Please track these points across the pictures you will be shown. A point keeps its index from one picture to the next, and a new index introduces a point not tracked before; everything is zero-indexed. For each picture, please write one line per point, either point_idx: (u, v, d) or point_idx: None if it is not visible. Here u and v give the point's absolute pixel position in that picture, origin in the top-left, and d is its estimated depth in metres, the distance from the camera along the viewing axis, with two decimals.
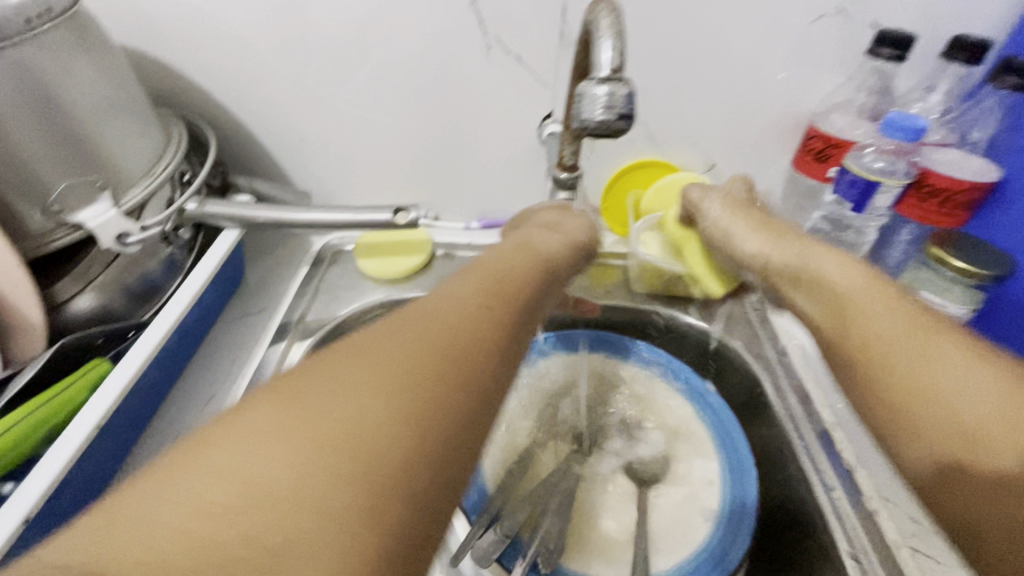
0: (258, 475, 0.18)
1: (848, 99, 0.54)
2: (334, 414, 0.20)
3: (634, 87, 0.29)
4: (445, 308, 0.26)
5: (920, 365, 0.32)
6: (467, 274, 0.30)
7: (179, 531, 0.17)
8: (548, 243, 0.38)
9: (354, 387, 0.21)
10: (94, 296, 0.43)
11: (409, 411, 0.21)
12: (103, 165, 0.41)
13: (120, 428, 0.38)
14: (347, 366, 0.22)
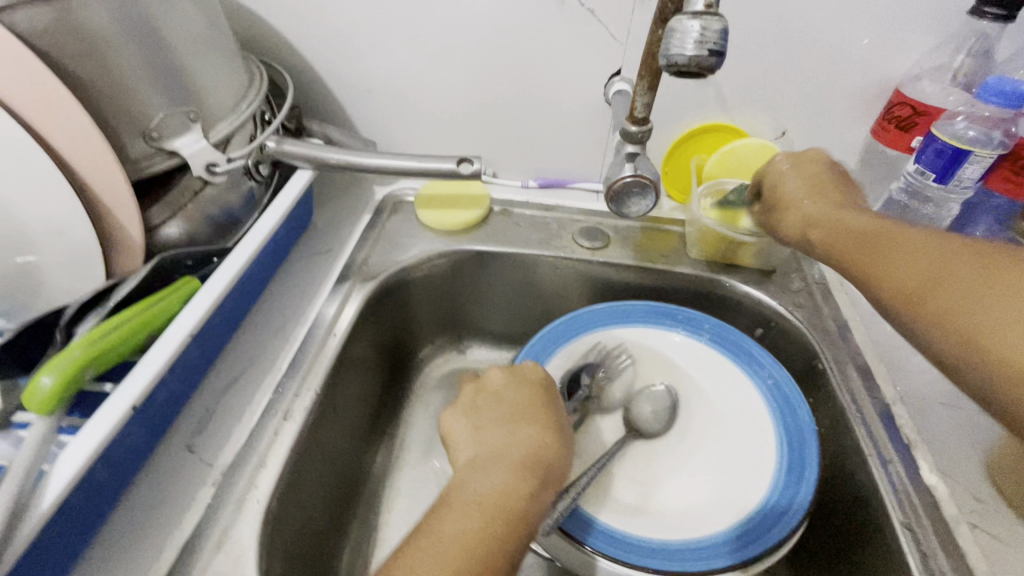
0: (451, 520, 0.33)
1: (941, 65, 0.50)
2: (451, 511, 0.34)
3: (728, 23, 0.28)
4: (475, 503, 0.34)
5: (867, 244, 0.38)
6: (477, 505, 0.34)
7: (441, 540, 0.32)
8: (523, 439, 0.38)
9: (459, 499, 0.34)
10: (182, 223, 0.46)
11: (495, 553, 0.31)
12: (195, 98, 0.43)
13: (203, 343, 0.41)
14: (473, 479, 0.35)
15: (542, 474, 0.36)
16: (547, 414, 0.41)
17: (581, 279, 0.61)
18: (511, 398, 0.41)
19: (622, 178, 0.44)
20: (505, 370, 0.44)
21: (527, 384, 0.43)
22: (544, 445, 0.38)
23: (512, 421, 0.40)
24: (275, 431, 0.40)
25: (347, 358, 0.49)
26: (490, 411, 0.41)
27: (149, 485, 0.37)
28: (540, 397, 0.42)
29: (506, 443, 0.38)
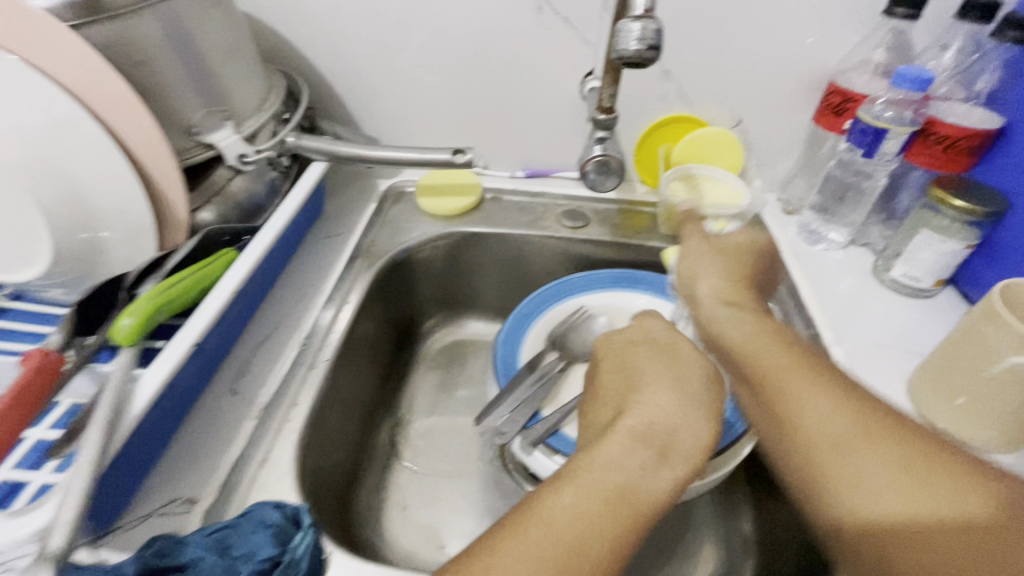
0: (554, 525, 0.28)
1: (866, 58, 0.59)
2: (561, 507, 0.29)
3: (661, 26, 0.36)
4: (612, 475, 0.31)
5: (838, 451, 0.31)
6: (588, 493, 0.30)
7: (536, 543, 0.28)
8: (658, 416, 0.34)
9: (578, 495, 0.30)
10: (215, 209, 0.53)
11: (617, 547, 0.29)
12: (228, 99, 0.51)
13: (240, 304, 0.48)
14: (593, 468, 0.31)
15: (677, 462, 0.32)
16: (714, 401, 0.36)
17: (564, 254, 0.69)
18: (672, 364, 0.38)
19: (592, 158, 0.52)
20: (664, 323, 0.43)
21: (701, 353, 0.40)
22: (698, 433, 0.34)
23: (672, 378, 0.37)
24: (303, 377, 0.48)
25: (361, 322, 0.57)
26: (642, 368, 0.38)
27: (201, 419, 0.44)
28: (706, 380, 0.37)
29: (656, 408, 0.34)
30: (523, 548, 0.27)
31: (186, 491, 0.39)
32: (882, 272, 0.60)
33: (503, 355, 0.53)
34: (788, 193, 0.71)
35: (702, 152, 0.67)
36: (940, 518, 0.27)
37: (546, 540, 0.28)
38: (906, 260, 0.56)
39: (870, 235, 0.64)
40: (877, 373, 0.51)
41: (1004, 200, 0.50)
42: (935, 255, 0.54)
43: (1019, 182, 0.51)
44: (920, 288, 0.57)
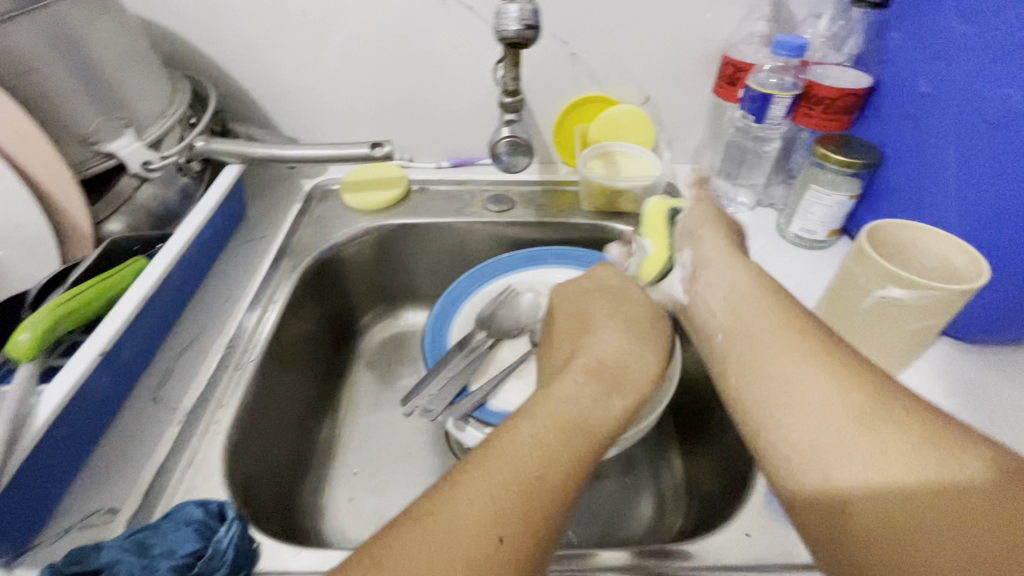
0: (498, 477, 0.29)
1: (753, 30, 0.63)
2: (507, 457, 0.31)
3: (538, 6, 0.38)
4: (565, 412, 0.34)
5: (808, 419, 0.31)
6: (538, 436, 0.32)
7: (481, 496, 0.28)
8: (604, 357, 0.39)
9: (522, 445, 0.31)
10: (123, 218, 0.52)
11: (570, 477, 0.31)
12: (125, 106, 0.50)
13: (156, 312, 0.47)
14: (542, 417, 0.33)
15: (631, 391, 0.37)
16: (658, 338, 0.42)
17: (494, 238, 0.71)
18: (602, 355, 0.39)
19: (502, 141, 0.54)
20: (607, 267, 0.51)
21: (639, 335, 0.41)
22: (608, 432, 0.34)
23: (624, 318, 0.43)
24: (229, 378, 0.47)
25: (290, 321, 0.57)
26: (599, 316, 0.44)
27: (122, 429, 0.43)
28: (630, 378, 0.38)
29: (596, 370, 0.37)
30: (462, 505, 0.28)
31: (109, 501, 0.39)
32: (785, 228, 0.65)
33: (434, 337, 0.55)
34: (701, 164, 0.75)
35: (617, 129, 0.70)
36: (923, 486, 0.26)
37: (482, 496, 0.28)
38: (801, 215, 0.61)
39: (773, 196, 0.69)
40: None
41: (877, 151, 0.55)
42: (825, 208, 0.58)
43: (889, 134, 0.56)
44: (817, 240, 0.62)
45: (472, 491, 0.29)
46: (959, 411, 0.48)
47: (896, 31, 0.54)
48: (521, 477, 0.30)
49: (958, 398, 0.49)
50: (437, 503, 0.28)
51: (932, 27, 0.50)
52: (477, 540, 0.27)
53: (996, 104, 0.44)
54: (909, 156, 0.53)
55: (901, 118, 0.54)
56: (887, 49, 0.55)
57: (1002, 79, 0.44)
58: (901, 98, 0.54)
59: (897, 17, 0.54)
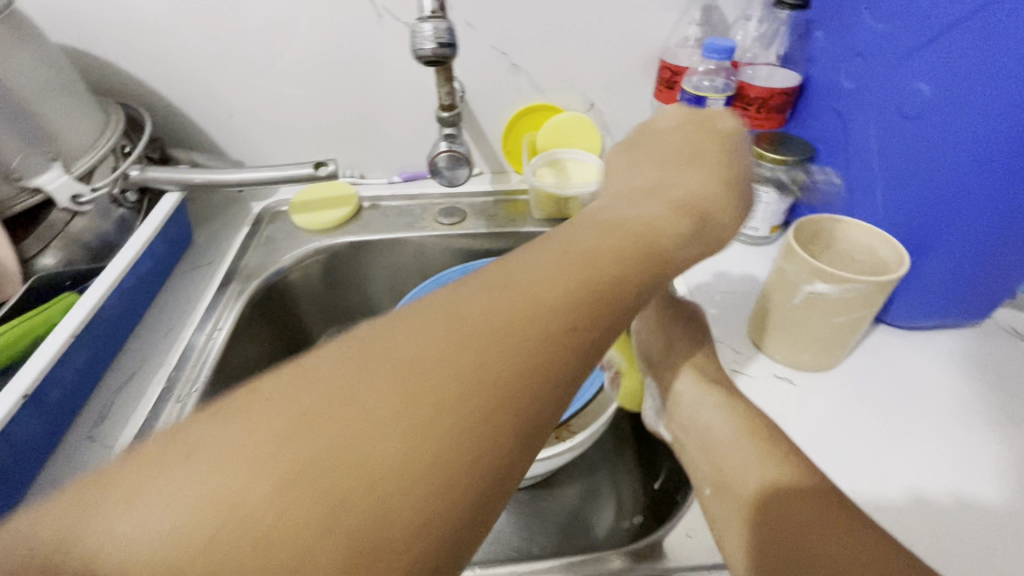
0: (526, 282, 0.24)
1: (686, 34, 0.64)
2: (542, 261, 0.25)
3: (453, 23, 0.39)
4: (613, 229, 0.28)
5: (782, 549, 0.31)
6: (560, 253, 0.26)
7: (500, 300, 0.23)
8: (688, 185, 0.33)
9: (568, 256, 0.26)
10: (55, 253, 0.51)
11: (610, 300, 0.25)
12: (51, 138, 0.49)
13: (89, 347, 0.46)
14: (585, 225, 0.29)
15: (694, 212, 0.31)
16: (716, 166, 0.35)
17: (447, 251, 0.71)
18: (680, 184, 0.33)
19: (441, 155, 0.54)
20: (679, 115, 0.40)
21: (693, 154, 0.36)
22: (666, 228, 0.29)
23: (689, 155, 0.36)
24: (170, 411, 0.47)
25: (237, 347, 0.56)
26: (658, 147, 0.37)
27: (56, 471, 0.42)
28: (706, 207, 0.32)
29: (643, 204, 0.31)
30: (473, 316, 0.23)
31: None
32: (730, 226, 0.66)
33: None
34: None
35: (564, 136, 0.71)
36: None
37: (495, 300, 0.23)
38: None
39: None
40: (726, 318, 0.56)
41: (811, 147, 0.56)
42: (763, 205, 0.60)
43: (820, 130, 0.57)
44: (760, 236, 0.63)
45: (489, 295, 0.23)
46: (900, 396, 0.49)
47: (820, 30, 0.56)
48: (584, 261, 0.26)
49: (896, 384, 0.50)
50: (442, 310, 0.23)
51: (850, 26, 0.51)
52: (474, 351, 0.21)
53: (911, 97, 0.46)
54: (840, 151, 0.55)
55: (829, 114, 0.55)
56: (813, 48, 0.57)
57: (912, 73, 0.45)
58: (828, 94, 0.55)
59: (820, 17, 0.56)
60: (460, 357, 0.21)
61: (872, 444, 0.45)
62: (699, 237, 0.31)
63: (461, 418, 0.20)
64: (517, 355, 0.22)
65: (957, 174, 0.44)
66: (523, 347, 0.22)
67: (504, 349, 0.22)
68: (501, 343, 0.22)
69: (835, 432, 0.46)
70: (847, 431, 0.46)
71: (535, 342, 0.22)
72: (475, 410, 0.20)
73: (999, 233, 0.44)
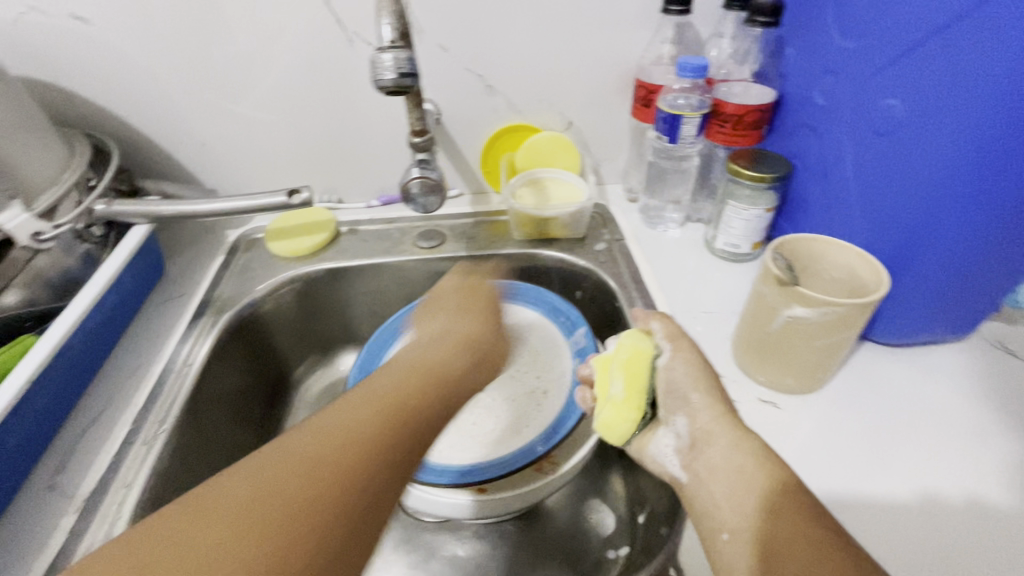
0: (283, 469, 0.32)
1: (660, 52, 0.64)
2: (308, 450, 0.33)
3: (414, 52, 0.38)
4: (383, 395, 0.39)
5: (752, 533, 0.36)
6: (369, 404, 0.37)
7: (300, 455, 0.33)
8: (433, 354, 0.46)
9: (346, 422, 0.36)
10: (18, 292, 0.49)
11: (372, 472, 0.34)
12: (11, 175, 0.48)
13: (47, 391, 0.44)
14: (365, 399, 0.38)
15: (483, 363, 0.48)
16: (495, 358, 0.50)
17: (427, 274, 0.69)
18: (464, 329, 0.50)
19: (413, 181, 0.53)
20: (458, 276, 0.57)
21: (467, 309, 0.53)
22: (459, 359, 0.46)
23: (456, 309, 0.53)
24: (135, 455, 0.45)
25: (209, 382, 0.55)
26: (444, 312, 0.53)
27: (12, 524, 0.40)
28: (487, 352, 0.49)
29: (402, 384, 0.40)
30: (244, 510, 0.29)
31: None
32: (711, 243, 0.65)
33: None
34: (630, 183, 0.76)
35: (543, 156, 0.70)
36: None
37: (264, 490, 0.30)
38: (724, 230, 0.62)
39: (699, 210, 0.70)
40: (708, 339, 0.55)
41: (788, 164, 0.56)
42: (744, 222, 0.59)
43: (795, 146, 0.57)
44: (742, 253, 0.62)
45: (304, 445, 0.33)
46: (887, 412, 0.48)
47: (792, 47, 0.56)
48: (422, 372, 0.43)
49: (882, 402, 0.49)
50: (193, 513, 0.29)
51: (820, 43, 0.51)
52: (212, 545, 0.28)
53: (883, 114, 0.45)
54: (814, 167, 0.54)
55: (803, 130, 0.55)
56: (786, 64, 0.57)
57: (883, 89, 0.45)
58: (801, 111, 0.55)
59: (791, 34, 0.56)
60: (226, 534, 0.28)
61: (859, 465, 0.44)
62: (476, 377, 0.47)
63: (380, 440, 0.35)
64: (370, 421, 0.36)
65: (929, 192, 0.43)
66: (408, 411, 0.38)
67: (390, 419, 0.37)
68: (387, 407, 0.38)
69: (822, 454, 0.44)
70: (834, 452, 0.45)
71: (374, 424, 0.36)
72: (367, 459, 0.34)
73: (958, 253, 0.44)
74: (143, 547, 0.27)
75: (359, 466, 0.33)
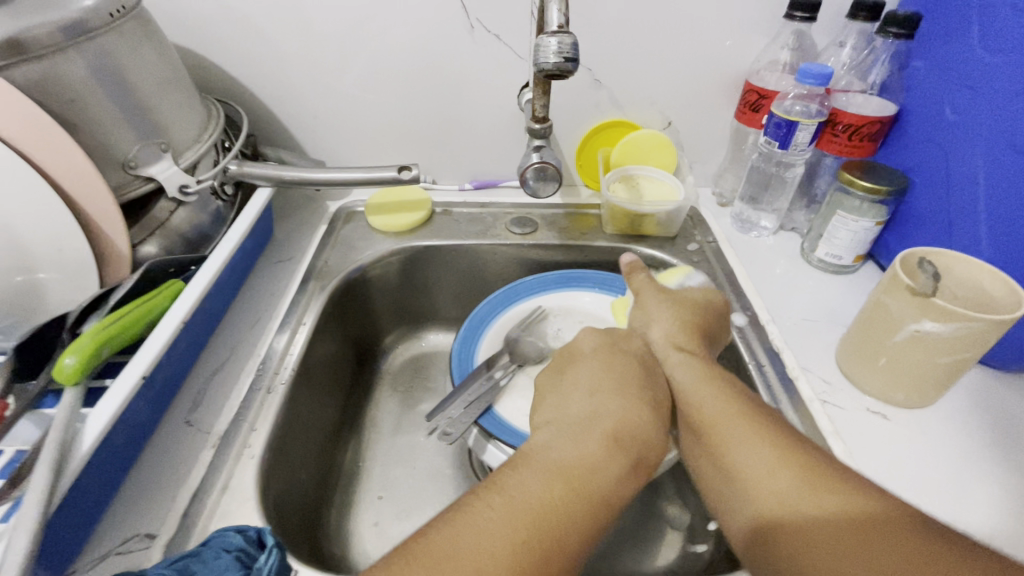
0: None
1: (774, 58, 0.64)
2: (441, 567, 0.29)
3: (576, 39, 0.39)
4: (535, 496, 0.33)
5: (729, 446, 0.38)
6: (512, 505, 0.32)
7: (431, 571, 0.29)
8: (589, 425, 0.39)
9: (481, 533, 0.31)
10: (159, 241, 0.53)
11: None
12: (162, 131, 0.51)
13: (189, 334, 0.47)
14: (506, 499, 0.33)
15: (630, 451, 0.37)
16: (652, 423, 0.40)
17: (516, 259, 0.71)
18: (622, 416, 0.39)
19: (531, 166, 0.55)
20: (600, 338, 0.49)
21: (624, 382, 0.43)
22: (611, 468, 0.36)
23: (577, 379, 0.44)
24: (261, 402, 0.48)
25: (318, 342, 0.57)
26: (594, 378, 0.44)
27: (157, 454, 0.43)
28: (641, 444, 0.38)
29: (565, 474, 0.35)
30: None
31: (144, 526, 0.39)
32: (809, 253, 0.65)
33: (460, 356, 0.55)
34: (721, 187, 0.76)
35: (640, 153, 0.71)
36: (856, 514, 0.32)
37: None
38: (827, 240, 0.61)
39: (796, 220, 0.70)
40: (808, 346, 0.55)
41: (905, 177, 0.55)
42: (851, 233, 0.58)
43: (916, 162, 0.56)
44: (843, 264, 0.62)
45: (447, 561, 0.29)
46: (1000, 436, 0.47)
47: (922, 61, 0.55)
48: (576, 476, 0.34)
49: (992, 425, 0.48)
50: None
51: (960, 59, 0.51)
52: None
53: None
54: (938, 184, 0.54)
55: (928, 146, 0.54)
56: (913, 78, 0.56)
57: None
58: (927, 126, 0.55)
59: (923, 48, 0.55)
60: None
61: (972, 486, 0.43)
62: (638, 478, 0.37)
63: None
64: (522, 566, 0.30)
65: None
66: (554, 524, 0.32)
67: (530, 531, 0.31)
68: (544, 513, 0.32)
69: (931, 472, 0.44)
70: (946, 471, 0.44)
71: (525, 557, 0.30)
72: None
73: None
74: None
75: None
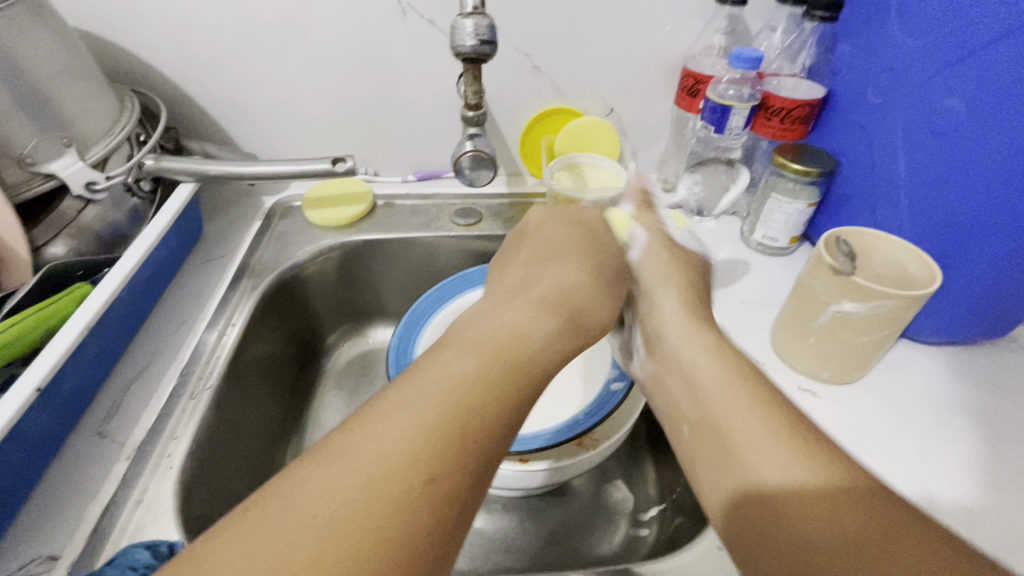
0: (327, 481, 0.25)
1: (709, 43, 0.64)
2: (344, 460, 0.26)
3: (494, 20, 0.38)
4: (455, 370, 0.31)
5: (706, 401, 0.37)
6: (424, 381, 0.30)
7: (332, 465, 0.26)
8: (538, 288, 0.38)
9: (396, 417, 0.28)
10: (67, 242, 0.49)
11: (449, 477, 0.26)
12: (66, 123, 0.47)
13: (99, 340, 0.44)
14: (423, 379, 0.30)
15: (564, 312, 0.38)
16: (594, 291, 0.41)
17: (462, 250, 0.69)
18: (552, 287, 0.39)
19: (464, 154, 0.53)
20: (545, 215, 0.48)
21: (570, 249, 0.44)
22: (548, 330, 0.36)
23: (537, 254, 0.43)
24: (182, 409, 0.45)
25: (250, 342, 0.55)
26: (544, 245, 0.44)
27: (65, 468, 0.41)
28: (572, 306, 0.39)
29: (490, 334, 0.34)
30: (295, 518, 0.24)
31: (48, 546, 0.37)
32: (748, 236, 0.66)
33: (399, 352, 0.54)
34: (665, 173, 0.76)
35: (583, 141, 0.70)
36: (833, 486, 0.29)
37: (305, 495, 0.25)
38: (764, 223, 0.62)
39: (736, 204, 0.71)
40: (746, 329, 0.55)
41: (833, 159, 0.56)
42: (785, 216, 0.60)
43: (845, 143, 0.57)
44: (780, 247, 0.63)
45: (359, 446, 0.26)
46: (926, 410, 0.49)
47: (846, 44, 0.56)
48: (492, 349, 0.32)
49: (916, 398, 0.50)
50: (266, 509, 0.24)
51: (881, 41, 0.52)
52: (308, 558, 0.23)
53: (942, 114, 0.45)
54: (864, 165, 0.55)
55: (855, 128, 0.56)
56: (840, 61, 0.58)
57: (945, 89, 0.45)
58: (854, 108, 0.56)
59: (848, 31, 0.56)
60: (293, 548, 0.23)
61: (898, 457, 0.45)
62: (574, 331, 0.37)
63: (425, 450, 0.27)
64: (440, 437, 0.27)
65: (976, 221, 0.45)
66: (462, 396, 0.29)
67: (451, 413, 0.28)
68: (462, 384, 0.30)
69: (860, 447, 0.45)
70: (874, 445, 0.46)
71: (440, 425, 0.28)
72: (417, 459, 0.26)
73: (1001, 276, 0.45)
74: (231, 541, 0.23)
75: (399, 468, 0.26)
